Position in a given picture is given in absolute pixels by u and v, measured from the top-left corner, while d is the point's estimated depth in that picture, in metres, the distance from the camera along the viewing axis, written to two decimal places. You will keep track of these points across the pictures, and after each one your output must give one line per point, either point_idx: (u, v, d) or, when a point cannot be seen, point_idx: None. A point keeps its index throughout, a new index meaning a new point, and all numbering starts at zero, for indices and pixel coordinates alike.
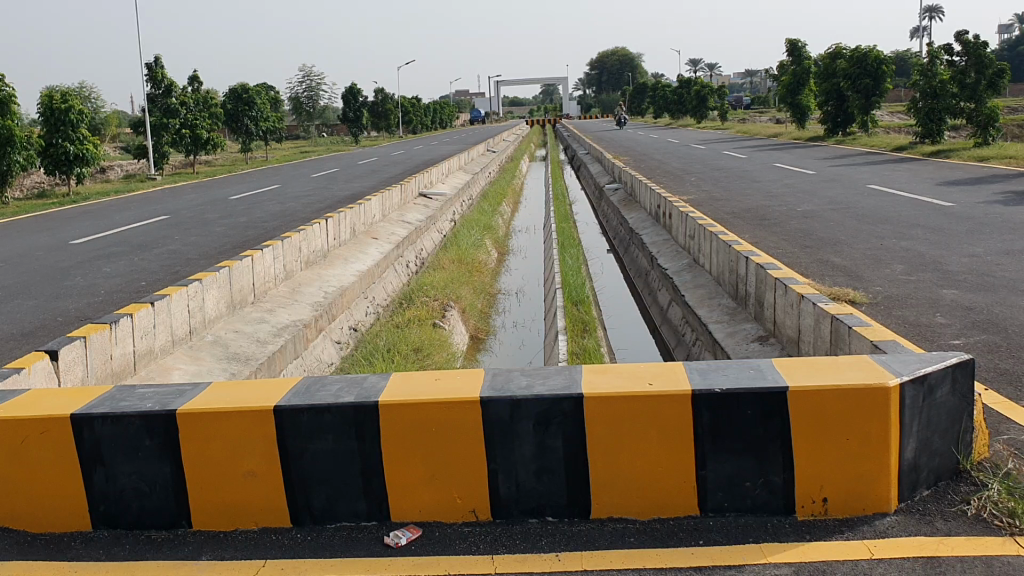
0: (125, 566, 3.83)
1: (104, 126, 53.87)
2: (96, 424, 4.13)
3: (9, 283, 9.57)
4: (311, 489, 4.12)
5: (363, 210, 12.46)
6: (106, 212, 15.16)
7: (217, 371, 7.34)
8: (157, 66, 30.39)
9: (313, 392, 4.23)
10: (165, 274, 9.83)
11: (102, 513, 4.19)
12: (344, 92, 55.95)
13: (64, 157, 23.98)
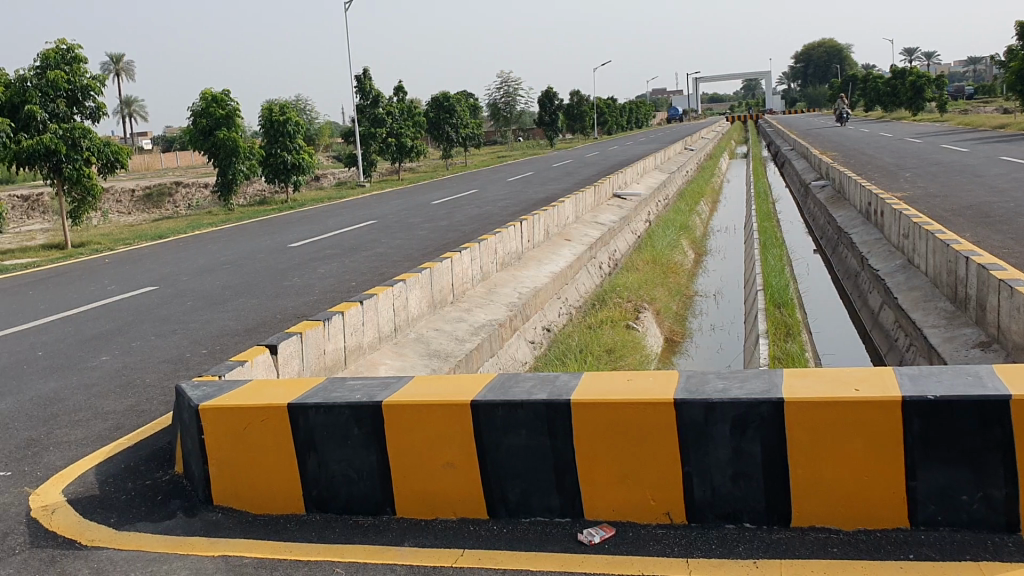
0: (335, 548, 4.07)
1: (318, 136, 57.41)
2: (310, 414, 4.41)
3: (235, 283, 10.39)
4: (506, 483, 4.20)
5: (558, 212, 12.60)
6: (321, 217, 16.16)
7: (420, 367, 7.63)
8: (365, 78, 32.03)
9: (509, 388, 4.32)
10: (372, 275, 10.34)
11: (314, 498, 4.47)
12: (540, 95, 56.76)
13: (282, 166, 25.70)
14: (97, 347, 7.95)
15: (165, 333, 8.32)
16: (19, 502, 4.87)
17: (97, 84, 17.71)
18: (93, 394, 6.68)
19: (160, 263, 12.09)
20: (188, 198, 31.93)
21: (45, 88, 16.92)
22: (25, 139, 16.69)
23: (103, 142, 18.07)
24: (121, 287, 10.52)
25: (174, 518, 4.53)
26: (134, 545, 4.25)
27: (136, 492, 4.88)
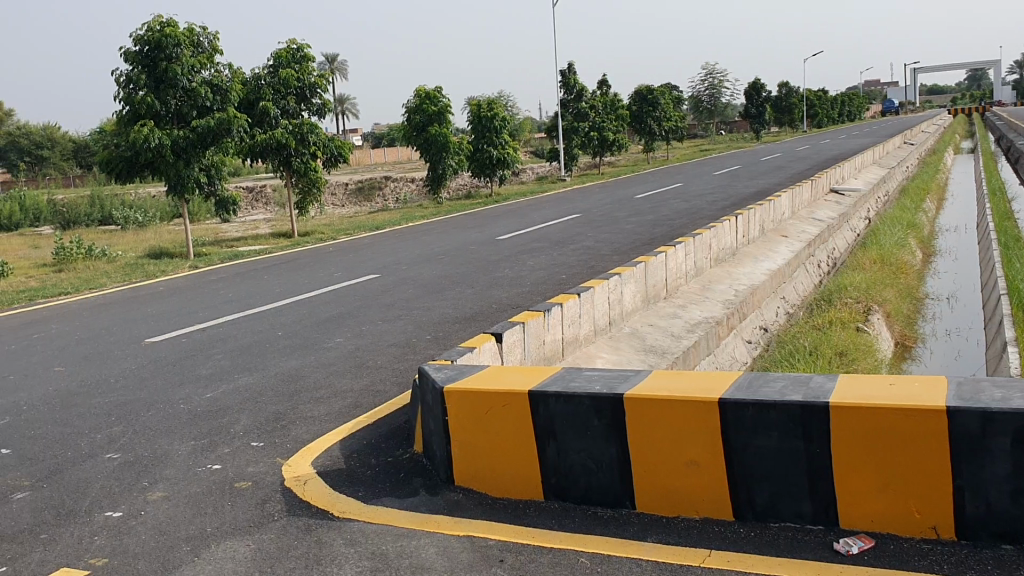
0: (577, 538, 4.08)
1: (519, 132, 58.50)
2: (550, 402, 4.44)
3: (452, 273, 10.70)
4: (754, 484, 4.04)
5: (773, 207, 12.18)
6: (528, 211, 16.39)
7: (638, 362, 7.56)
8: (570, 72, 32.28)
9: (758, 387, 4.15)
10: (584, 268, 10.36)
11: (552, 486, 4.49)
12: (746, 88, 55.30)
13: (488, 161, 26.32)
14: (329, 329, 8.40)
15: (391, 318, 8.67)
16: (273, 471, 5.19)
17: (323, 81, 18.74)
18: (330, 373, 7.05)
19: (380, 253, 12.67)
20: (395, 190, 33.28)
21: (277, 85, 18.11)
22: (259, 134, 18.05)
23: (328, 137, 19.12)
24: (346, 274, 11.10)
25: (417, 495, 4.69)
26: (382, 519, 4.42)
27: (379, 468, 5.09)
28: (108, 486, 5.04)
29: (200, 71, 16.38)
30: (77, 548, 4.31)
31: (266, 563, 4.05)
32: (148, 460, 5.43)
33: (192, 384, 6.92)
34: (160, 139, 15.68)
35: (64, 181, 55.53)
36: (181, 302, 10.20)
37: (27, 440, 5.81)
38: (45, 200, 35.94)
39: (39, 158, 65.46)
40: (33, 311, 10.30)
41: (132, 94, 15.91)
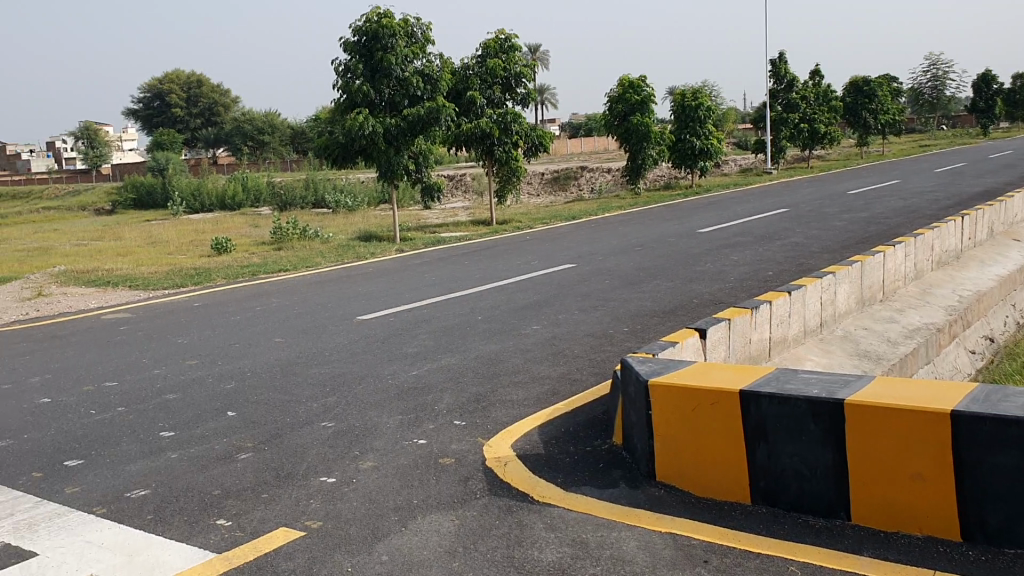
0: (786, 545, 3.91)
1: (723, 122, 57.22)
2: (763, 402, 4.31)
3: (651, 265, 10.59)
4: (988, 505, 3.70)
5: (1004, 208, 11.28)
6: (730, 204, 15.97)
7: (850, 367, 7.19)
8: (781, 62, 31.20)
9: (997, 401, 3.81)
10: (790, 266, 9.97)
11: (761, 489, 4.33)
12: (974, 80, 51.55)
13: (690, 151, 25.91)
14: (528, 315, 8.52)
15: (589, 308, 8.68)
16: (476, 450, 5.30)
17: (529, 71, 19.00)
18: (529, 359, 7.14)
19: (577, 242, 12.73)
20: (591, 180, 33.39)
21: (485, 75, 18.61)
22: (465, 123, 18.63)
23: (531, 127, 19.38)
24: (545, 262, 11.22)
25: (618, 487, 4.65)
26: (583, 507, 4.42)
27: (580, 457, 5.10)
28: (323, 453, 5.32)
29: (413, 61, 17.01)
30: (294, 509, 4.57)
31: (469, 540, 4.14)
32: (358, 430, 5.69)
33: (399, 361, 7.21)
34: (374, 127, 16.45)
35: (282, 164, 59.39)
36: (388, 283, 10.65)
37: (251, 404, 6.23)
38: (265, 181, 38.59)
39: (260, 143, 70.53)
40: (256, 285, 11.07)
41: (349, 83, 16.77)
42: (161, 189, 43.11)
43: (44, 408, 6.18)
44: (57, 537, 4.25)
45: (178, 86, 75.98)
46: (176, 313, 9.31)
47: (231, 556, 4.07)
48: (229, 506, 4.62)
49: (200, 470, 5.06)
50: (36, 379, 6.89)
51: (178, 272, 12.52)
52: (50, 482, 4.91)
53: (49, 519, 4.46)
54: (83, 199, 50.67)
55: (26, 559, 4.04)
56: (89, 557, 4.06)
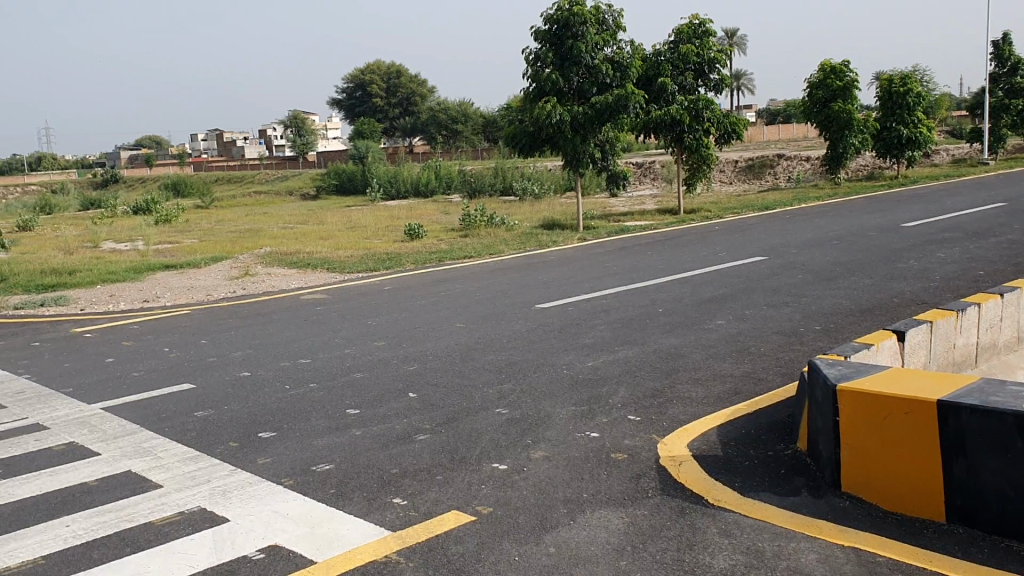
0: (982, 570, 3.57)
1: (935, 109, 53.55)
2: (963, 413, 3.95)
3: (848, 260, 10.02)
4: None
5: None
6: (939, 197, 14.89)
7: None
8: (1004, 43, 28.80)
9: None
10: (1006, 265, 9.16)
11: (958, 507, 3.97)
12: None
13: (896, 140, 24.40)
14: (713, 309, 8.26)
15: (777, 304, 8.31)
16: (650, 446, 5.19)
17: (723, 56, 18.45)
18: (711, 355, 6.92)
19: (768, 234, 12.24)
20: (788, 168, 32.11)
21: (676, 61, 18.34)
22: (655, 110, 18.44)
23: (724, 113, 18.78)
24: (733, 255, 10.85)
25: (798, 495, 4.41)
26: (760, 514, 4.22)
27: (759, 460, 4.88)
28: (496, 440, 5.35)
29: (603, 48, 16.92)
30: (466, 493, 4.62)
31: (639, 539, 4.05)
32: (533, 419, 5.69)
33: (577, 352, 7.17)
34: (561, 115, 16.55)
35: (474, 152, 60.84)
36: (570, 272, 10.65)
37: (431, 387, 6.38)
38: (457, 168, 39.63)
39: (454, 132, 72.64)
40: (443, 270, 11.36)
41: (539, 71, 16.93)
42: (360, 176, 45.25)
43: (243, 380, 6.56)
44: (247, 505, 4.50)
45: (378, 76, 79.33)
46: (367, 296, 9.69)
47: (404, 535, 4.17)
48: (405, 485, 4.73)
49: (380, 448, 5.22)
50: (238, 353, 7.33)
51: (372, 256, 13.04)
52: (245, 452, 5.19)
53: (241, 487, 4.72)
54: (291, 185, 53.95)
55: (218, 525, 4.29)
56: (275, 526, 4.27)
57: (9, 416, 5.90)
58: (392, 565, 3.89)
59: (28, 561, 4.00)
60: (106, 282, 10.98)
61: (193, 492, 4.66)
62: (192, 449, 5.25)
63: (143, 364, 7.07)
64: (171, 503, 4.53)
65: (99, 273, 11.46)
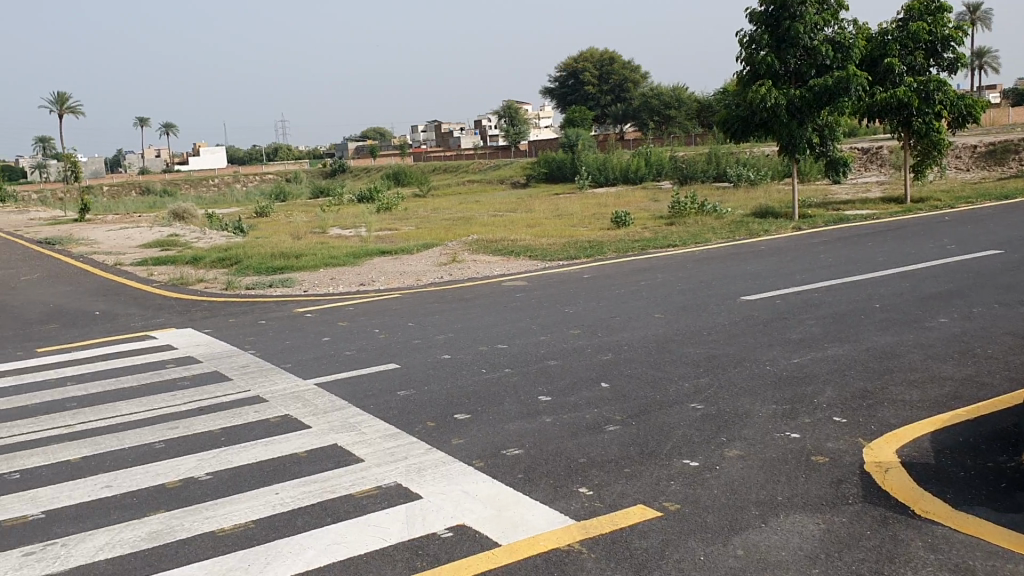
0: None
1: None
2: None
3: None
4: None
5: None
6: None
7: None
8: None
9: None
10: None
11: None
12: None
13: None
14: (935, 307, 7.66)
15: (1010, 303, 7.60)
16: (854, 451, 4.89)
17: (961, 33, 17.06)
18: (931, 356, 6.42)
19: (1006, 226, 11.21)
20: None
21: (906, 40, 17.20)
22: (880, 92, 17.38)
23: (959, 95, 17.38)
24: (963, 248, 10.01)
25: (1019, 512, 4.00)
26: (974, 531, 3.86)
27: (977, 472, 4.47)
28: (689, 435, 5.23)
29: (824, 28, 16.10)
30: (654, 488, 4.55)
31: (834, 547, 3.82)
32: (729, 416, 5.51)
33: (781, 348, 6.87)
34: (777, 99, 16.08)
35: (686, 138, 59.87)
36: (780, 263, 10.23)
37: (625, 377, 6.33)
38: (668, 155, 39.11)
39: (667, 118, 71.85)
40: (646, 259, 11.25)
41: (754, 54, 16.51)
42: (571, 163, 45.64)
43: (444, 363, 6.77)
44: (438, 484, 4.63)
45: (592, 64, 79.62)
46: (568, 284, 9.74)
47: (588, 526, 4.15)
48: (593, 476, 4.71)
49: (571, 437, 5.23)
50: (441, 337, 7.56)
51: (576, 243, 13.13)
52: (440, 431, 5.35)
53: (434, 466, 4.86)
54: (504, 173, 55.30)
55: (412, 501, 4.46)
56: (464, 506, 4.38)
57: (234, 388, 6.41)
58: (575, 554, 3.88)
59: (240, 524, 4.34)
60: (327, 266, 11.69)
61: (391, 468, 4.86)
62: (392, 427, 5.46)
63: (354, 344, 7.46)
64: (370, 477, 4.75)
65: (322, 257, 12.22)
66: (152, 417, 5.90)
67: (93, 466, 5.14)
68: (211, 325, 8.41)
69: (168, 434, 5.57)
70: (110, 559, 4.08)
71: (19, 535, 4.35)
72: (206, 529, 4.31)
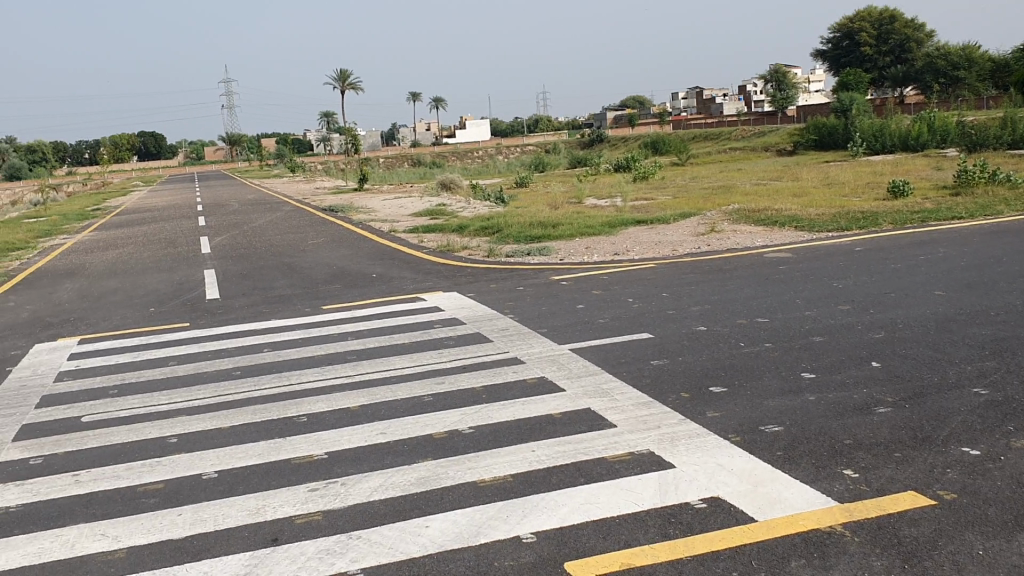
0: None
1: None
2: None
3: None
4: None
5: None
6: None
7: None
8: None
9: None
10: None
11: None
12: None
13: None
14: None
15: None
16: None
17: None
18: None
19: None
20: None
21: None
22: None
23: None
24: None
25: None
26: None
27: None
28: (970, 422, 4.81)
29: None
30: (928, 475, 4.23)
31: None
32: (1018, 404, 5.01)
33: None
34: None
35: (976, 102, 54.64)
36: None
37: (898, 357, 5.92)
38: (956, 119, 35.88)
39: (956, 79, 66.13)
40: (926, 232, 10.42)
41: None
42: (843, 129, 43.05)
43: (701, 335, 6.65)
44: (693, 454, 4.58)
45: (869, 23, 74.38)
46: (835, 256, 9.23)
47: (852, 509, 3.94)
48: (860, 458, 4.47)
49: (835, 416, 4.98)
50: (696, 308, 7.43)
51: (846, 215, 12.40)
52: (695, 403, 5.27)
53: (689, 436, 4.81)
54: (768, 140, 53.20)
55: (665, 469, 4.44)
56: (718, 479, 4.30)
57: (494, 349, 6.67)
58: (836, 537, 3.71)
59: (499, 478, 4.53)
60: (584, 234, 11.86)
61: (645, 435, 4.86)
62: (647, 394, 5.46)
63: (609, 311, 7.52)
64: (624, 443, 4.78)
65: (579, 226, 12.41)
66: (420, 373, 6.29)
67: (368, 415, 5.56)
68: (473, 289, 8.79)
69: (435, 389, 5.92)
70: (382, 500, 4.42)
71: (306, 472, 4.81)
72: (468, 479, 4.55)
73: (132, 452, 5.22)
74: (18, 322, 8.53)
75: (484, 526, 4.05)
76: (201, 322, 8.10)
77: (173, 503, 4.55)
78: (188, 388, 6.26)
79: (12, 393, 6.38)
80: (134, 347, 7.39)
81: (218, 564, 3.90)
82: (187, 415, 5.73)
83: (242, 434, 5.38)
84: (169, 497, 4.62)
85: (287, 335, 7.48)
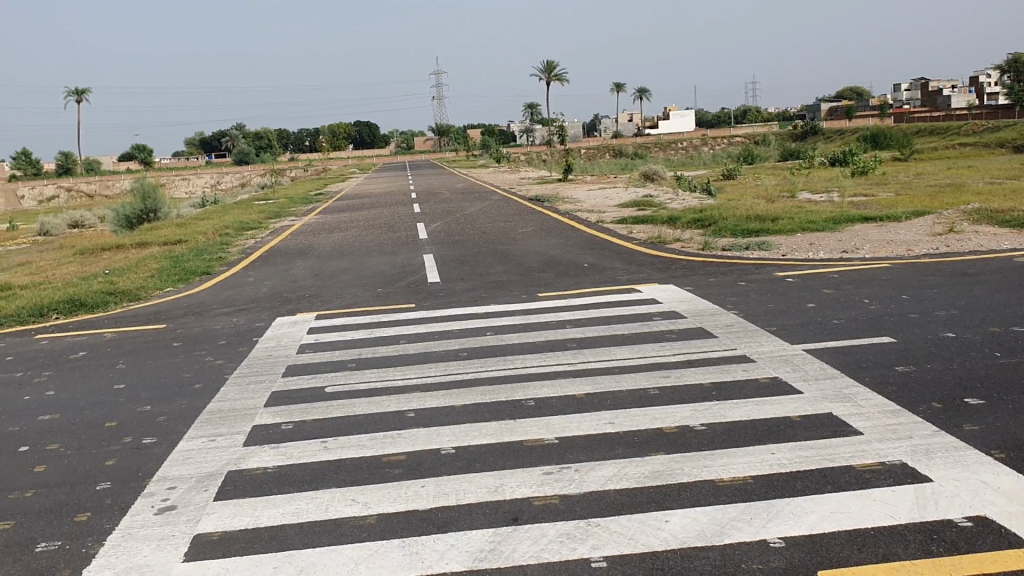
0: None
1: None
2: None
3: None
4: None
5: None
6: None
7: None
8: None
9: None
10: None
11: None
12: None
13: None
14: None
15: None
16: None
17: None
18: None
19: None
20: None
21: None
22: None
23: None
24: None
25: None
26: None
27: None
28: None
29: None
30: None
31: None
32: None
33: None
34: None
35: None
36: None
37: None
38: None
39: None
40: None
41: None
42: None
43: (948, 341, 6.24)
44: (952, 469, 4.29)
45: None
46: None
47: None
48: None
49: None
50: (940, 313, 6.97)
51: None
52: (950, 414, 4.94)
53: (946, 449, 4.51)
54: (1001, 136, 49.10)
55: (921, 482, 4.19)
56: (984, 497, 4.00)
57: (722, 345, 6.53)
58: None
59: (739, 479, 4.42)
60: (805, 230, 11.42)
61: (895, 445, 4.60)
62: (894, 402, 5.18)
63: (843, 312, 7.18)
64: (873, 452, 4.55)
65: (799, 221, 11.95)
66: (646, 364, 6.24)
67: (597, 403, 5.58)
68: (692, 283, 8.65)
69: (662, 382, 5.86)
70: (619, 490, 4.41)
71: (540, 455, 4.88)
72: (706, 477, 4.46)
73: (374, 423, 5.48)
74: (261, 296, 9.17)
75: (728, 526, 3.96)
76: (426, 304, 8.40)
77: (415, 475, 4.74)
78: (421, 366, 6.50)
79: (262, 362, 6.88)
80: (367, 325, 7.76)
81: (464, 538, 4.01)
82: (422, 392, 5.96)
83: (476, 414, 5.53)
84: (412, 469, 4.81)
85: (509, 320, 7.63)
